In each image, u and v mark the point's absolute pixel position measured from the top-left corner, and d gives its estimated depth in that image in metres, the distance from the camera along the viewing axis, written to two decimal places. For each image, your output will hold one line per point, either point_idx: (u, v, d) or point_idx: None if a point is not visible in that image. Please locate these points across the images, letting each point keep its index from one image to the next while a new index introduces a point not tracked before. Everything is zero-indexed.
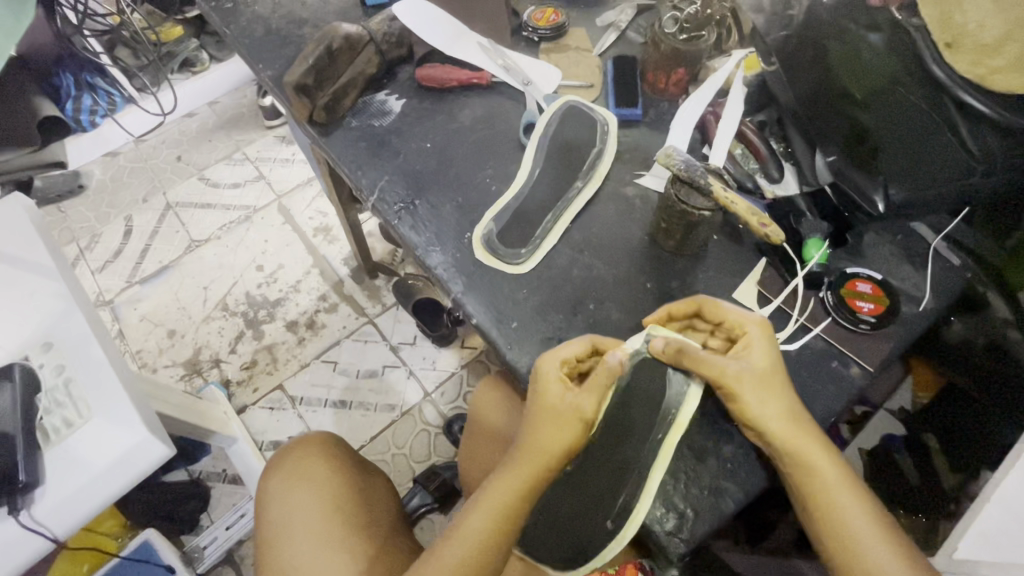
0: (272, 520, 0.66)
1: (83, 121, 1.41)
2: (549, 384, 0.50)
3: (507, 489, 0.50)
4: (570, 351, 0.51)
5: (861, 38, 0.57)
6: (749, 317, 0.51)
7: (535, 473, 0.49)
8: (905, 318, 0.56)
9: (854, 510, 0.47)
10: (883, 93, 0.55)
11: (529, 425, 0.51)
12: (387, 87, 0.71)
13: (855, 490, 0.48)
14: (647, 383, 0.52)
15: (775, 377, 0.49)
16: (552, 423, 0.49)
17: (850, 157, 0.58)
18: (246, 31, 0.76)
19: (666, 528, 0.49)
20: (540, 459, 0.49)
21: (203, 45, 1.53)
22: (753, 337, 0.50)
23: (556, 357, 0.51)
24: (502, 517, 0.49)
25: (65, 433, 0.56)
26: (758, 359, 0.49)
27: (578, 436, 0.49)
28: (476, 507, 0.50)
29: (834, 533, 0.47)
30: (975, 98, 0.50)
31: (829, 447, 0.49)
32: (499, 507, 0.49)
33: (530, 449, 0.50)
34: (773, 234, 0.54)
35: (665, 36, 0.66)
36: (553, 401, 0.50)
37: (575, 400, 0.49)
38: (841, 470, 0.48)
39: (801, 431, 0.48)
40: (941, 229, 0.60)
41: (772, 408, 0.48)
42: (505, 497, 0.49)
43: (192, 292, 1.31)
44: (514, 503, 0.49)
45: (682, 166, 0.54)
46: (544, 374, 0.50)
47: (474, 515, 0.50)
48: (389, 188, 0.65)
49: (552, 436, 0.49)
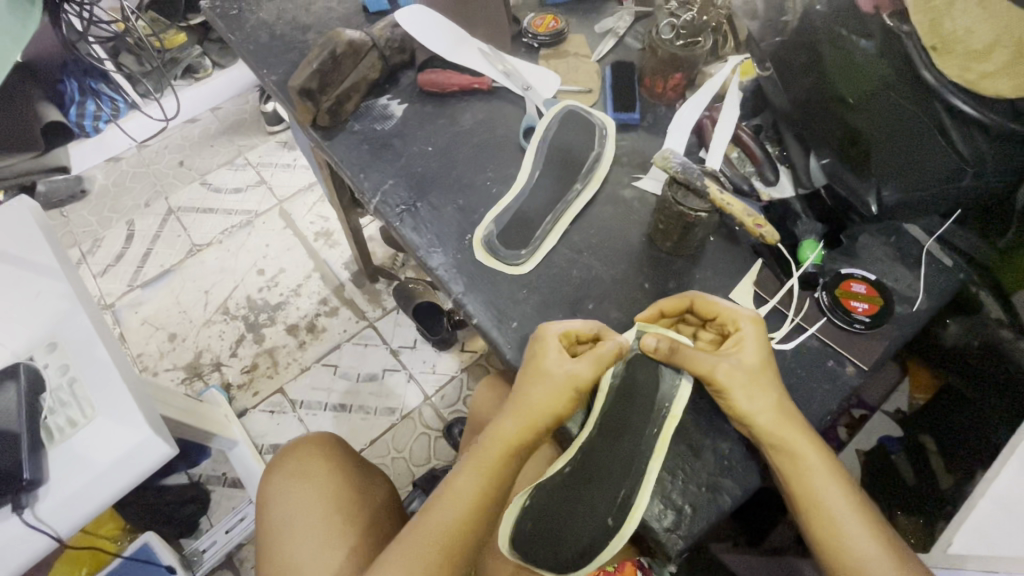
0: (274, 518, 0.67)
1: (86, 126, 1.42)
2: (545, 348, 0.51)
3: (495, 449, 0.51)
4: (573, 326, 0.53)
5: (852, 43, 0.59)
6: (743, 312, 0.53)
7: (520, 433, 0.51)
8: (900, 318, 0.57)
9: (843, 505, 0.48)
10: (872, 96, 0.57)
11: (519, 387, 0.52)
12: (389, 92, 0.73)
13: (843, 485, 0.49)
14: (643, 382, 0.52)
15: (765, 376, 0.50)
16: (546, 387, 0.50)
17: (842, 158, 0.59)
18: (251, 37, 0.77)
19: (664, 525, 0.49)
20: (529, 420, 0.51)
21: (206, 52, 1.56)
22: (747, 331, 0.52)
23: (558, 330, 0.52)
24: (490, 479, 0.51)
25: (69, 432, 0.57)
26: (749, 355, 0.51)
27: (569, 403, 0.51)
28: (466, 469, 0.51)
29: (823, 528, 0.48)
30: (962, 101, 0.51)
31: (819, 443, 0.50)
32: (487, 468, 0.51)
33: (522, 412, 0.51)
34: (768, 236, 0.55)
35: (662, 42, 0.67)
36: (547, 366, 0.51)
37: (571, 366, 0.50)
38: (831, 466, 0.50)
39: (792, 427, 0.49)
40: (934, 231, 0.61)
41: (761, 403, 0.49)
42: (492, 456, 0.51)
43: (193, 295, 1.32)
44: (502, 463, 0.51)
45: (679, 169, 0.55)
46: (543, 341, 0.52)
47: (465, 475, 0.51)
48: (391, 190, 0.66)
49: (545, 400, 0.50)
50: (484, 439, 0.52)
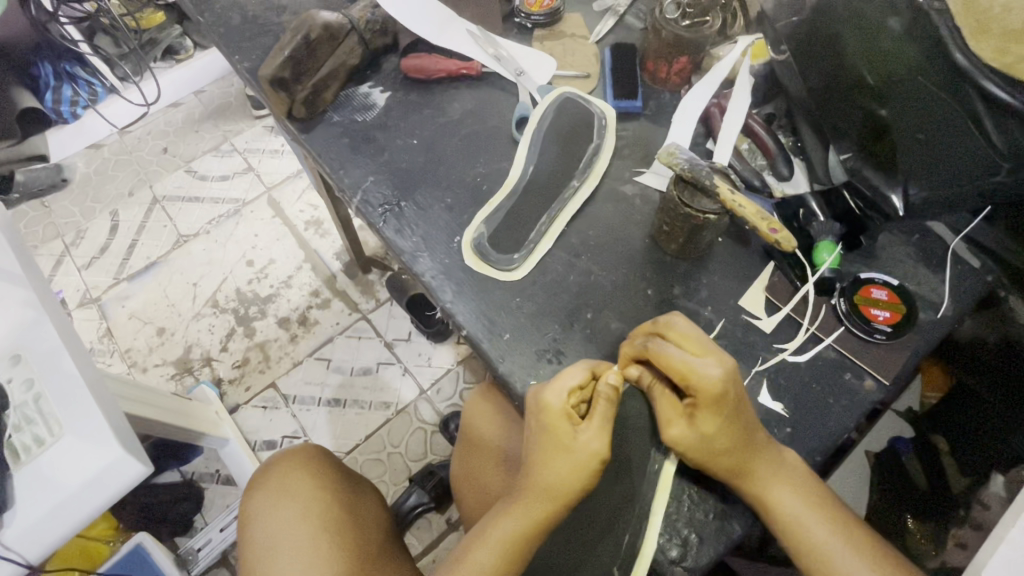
0: (258, 537, 0.64)
1: (64, 112, 1.36)
2: (555, 416, 0.45)
3: (513, 523, 0.46)
4: (572, 380, 0.46)
5: (880, 25, 0.51)
6: (712, 374, 0.43)
7: (540, 512, 0.45)
8: (920, 326, 0.53)
9: (839, 545, 0.44)
10: (900, 81, 0.49)
11: (538, 457, 0.47)
12: (371, 79, 0.67)
13: (827, 511, 0.45)
14: (635, 416, 0.49)
15: (723, 444, 0.45)
16: (563, 461, 0.45)
17: (866, 154, 0.53)
18: (221, 19, 0.72)
19: (670, 557, 0.46)
20: (549, 497, 0.45)
21: (187, 32, 1.48)
22: (711, 401, 0.44)
23: (559, 388, 0.46)
24: (508, 557, 0.45)
25: (35, 452, 0.52)
26: (703, 424, 0.44)
27: (589, 480, 0.45)
28: (480, 543, 0.46)
29: (816, 564, 0.44)
30: (996, 86, 0.44)
31: (798, 474, 0.46)
32: (503, 545, 0.45)
33: (538, 485, 0.46)
34: (784, 241, 0.48)
35: (665, 22, 0.61)
36: (563, 437, 0.45)
37: (591, 441, 0.45)
38: (813, 497, 0.46)
39: (762, 460, 0.45)
40: (959, 229, 0.57)
41: (719, 462, 0.45)
42: (510, 534, 0.46)
43: (181, 289, 1.27)
44: (519, 542, 0.45)
45: (685, 165, 0.50)
46: (549, 406, 0.46)
47: (480, 550, 0.46)
48: (374, 188, 0.61)
49: (561, 476, 0.45)
50: (500, 514, 0.47)
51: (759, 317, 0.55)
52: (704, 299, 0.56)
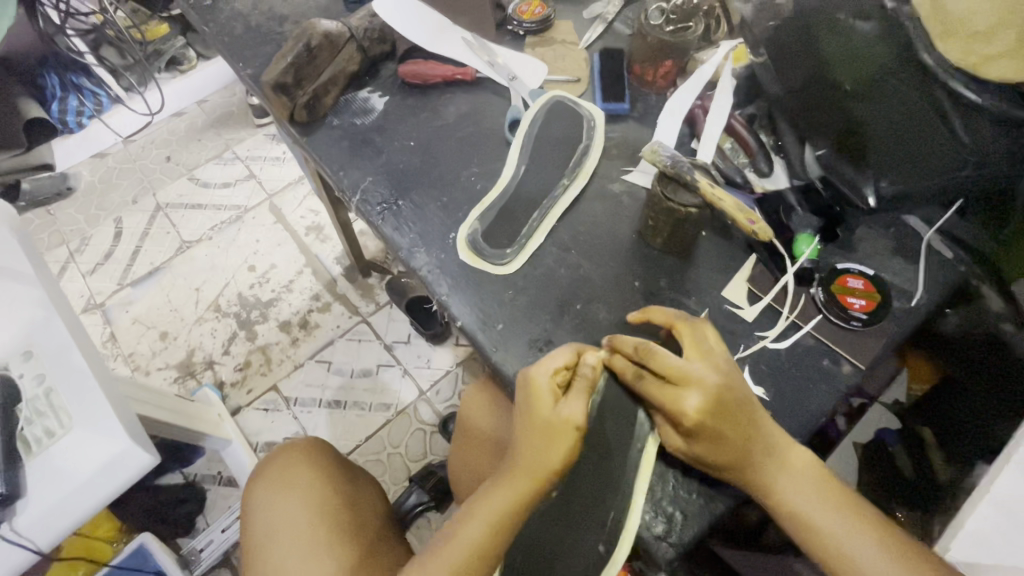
0: (260, 525, 0.65)
1: (69, 122, 1.40)
2: (540, 395, 0.48)
3: (500, 498, 0.48)
4: (558, 362, 0.49)
5: (849, 25, 0.55)
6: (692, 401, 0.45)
7: (525, 486, 0.47)
8: (896, 314, 0.56)
9: (835, 518, 0.46)
10: (875, 84, 0.53)
11: (523, 435, 0.49)
12: (369, 84, 0.70)
13: (820, 487, 0.48)
14: (615, 399, 0.51)
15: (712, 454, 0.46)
16: (546, 436, 0.47)
17: (841, 151, 0.57)
18: (226, 28, 0.74)
19: (655, 532, 0.48)
20: (534, 475, 0.47)
21: (190, 43, 1.51)
22: (693, 429, 0.46)
23: (545, 368, 0.49)
24: (495, 531, 0.47)
25: (47, 443, 0.55)
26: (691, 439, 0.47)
27: (570, 454, 0.47)
28: (468, 518, 0.48)
29: (814, 537, 0.46)
30: (967, 88, 0.48)
31: (791, 454, 0.48)
32: (490, 519, 0.47)
33: (524, 461, 0.48)
34: (760, 231, 0.52)
35: (651, 28, 0.64)
36: (544, 413, 0.48)
37: (569, 411, 0.47)
38: (807, 473, 0.48)
39: (759, 457, 0.47)
40: (933, 222, 0.59)
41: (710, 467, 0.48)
42: (496, 509, 0.47)
43: (184, 294, 1.30)
44: (506, 516, 0.47)
45: (668, 162, 0.53)
46: (535, 385, 0.48)
47: (468, 525, 0.47)
48: (372, 188, 0.64)
49: (543, 450, 0.47)
50: (488, 490, 0.49)
51: (742, 307, 0.57)
52: (690, 291, 0.58)
